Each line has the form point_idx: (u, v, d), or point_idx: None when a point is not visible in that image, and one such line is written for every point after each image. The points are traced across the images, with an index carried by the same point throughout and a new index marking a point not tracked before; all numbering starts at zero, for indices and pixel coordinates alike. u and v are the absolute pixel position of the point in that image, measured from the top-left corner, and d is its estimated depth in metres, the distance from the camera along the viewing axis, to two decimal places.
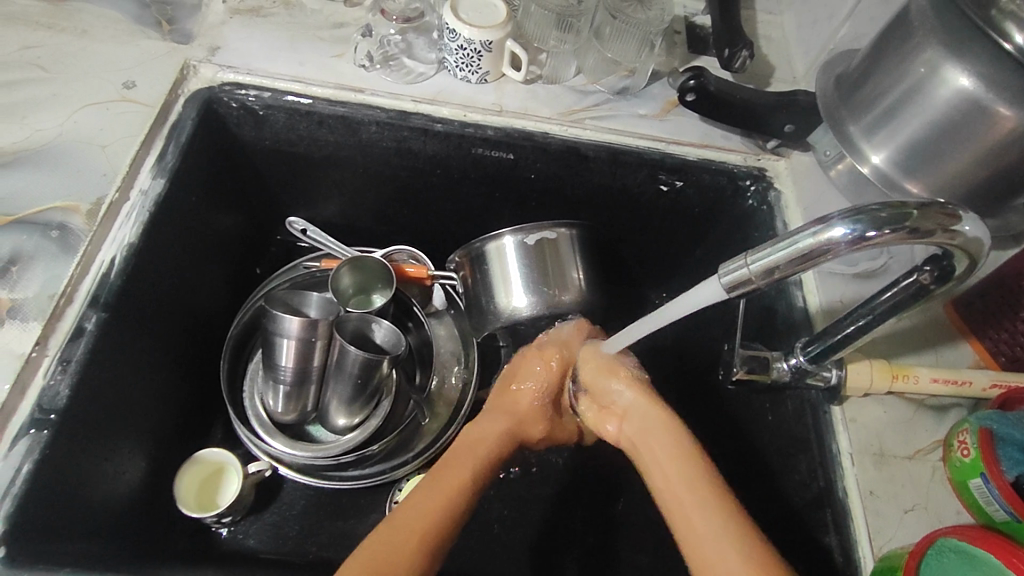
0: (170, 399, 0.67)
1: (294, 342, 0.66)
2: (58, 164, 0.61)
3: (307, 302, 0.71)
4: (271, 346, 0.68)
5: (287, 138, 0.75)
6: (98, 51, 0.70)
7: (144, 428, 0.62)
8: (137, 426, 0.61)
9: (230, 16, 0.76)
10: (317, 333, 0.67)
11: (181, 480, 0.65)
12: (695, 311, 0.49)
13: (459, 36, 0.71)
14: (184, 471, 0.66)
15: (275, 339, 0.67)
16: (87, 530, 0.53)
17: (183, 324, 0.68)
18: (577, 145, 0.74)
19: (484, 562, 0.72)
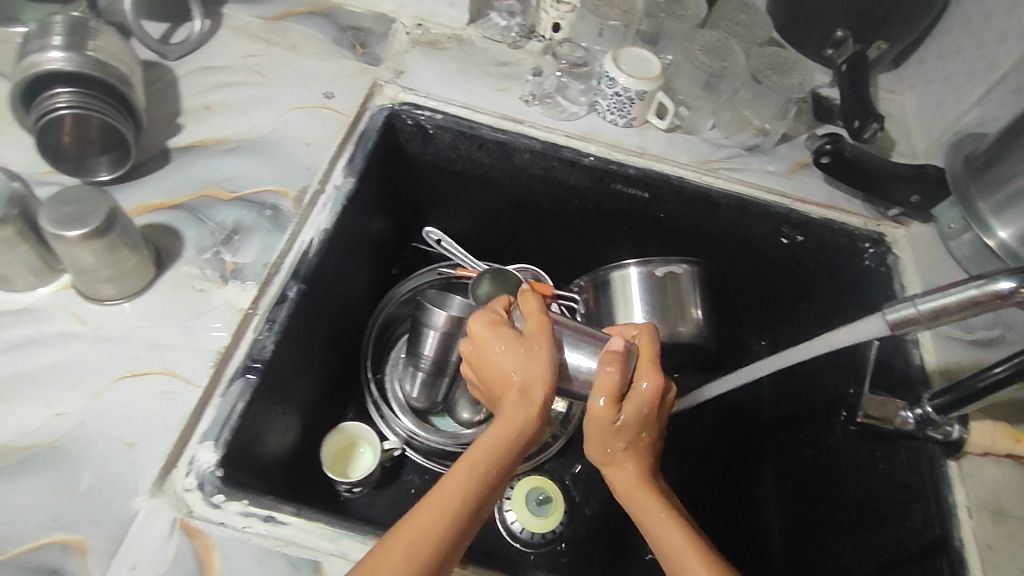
0: (322, 374, 0.74)
1: (438, 334, 0.73)
2: (271, 155, 0.71)
3: (449, 304, 0.74)
4: (416, 336, 0.75)
5: (448, 156, 0.84)
6: (304, 65, 0.81)
7: (306, 392, 0.70)
8: (303, 389, 0.69)
9: (412, 45, 0.86)
10: (460, 330, 0.74)
11: (326, 446, 0.72)
12: (850, 343, 0.54)
13: (617, 84, 0.78)
14: (328, 438, 0.72)
15: (423, 329, 0.74)
16: (264, 472, 0.59)
17: (344, 306, 0.77)
18: (710, 191, 0.80)
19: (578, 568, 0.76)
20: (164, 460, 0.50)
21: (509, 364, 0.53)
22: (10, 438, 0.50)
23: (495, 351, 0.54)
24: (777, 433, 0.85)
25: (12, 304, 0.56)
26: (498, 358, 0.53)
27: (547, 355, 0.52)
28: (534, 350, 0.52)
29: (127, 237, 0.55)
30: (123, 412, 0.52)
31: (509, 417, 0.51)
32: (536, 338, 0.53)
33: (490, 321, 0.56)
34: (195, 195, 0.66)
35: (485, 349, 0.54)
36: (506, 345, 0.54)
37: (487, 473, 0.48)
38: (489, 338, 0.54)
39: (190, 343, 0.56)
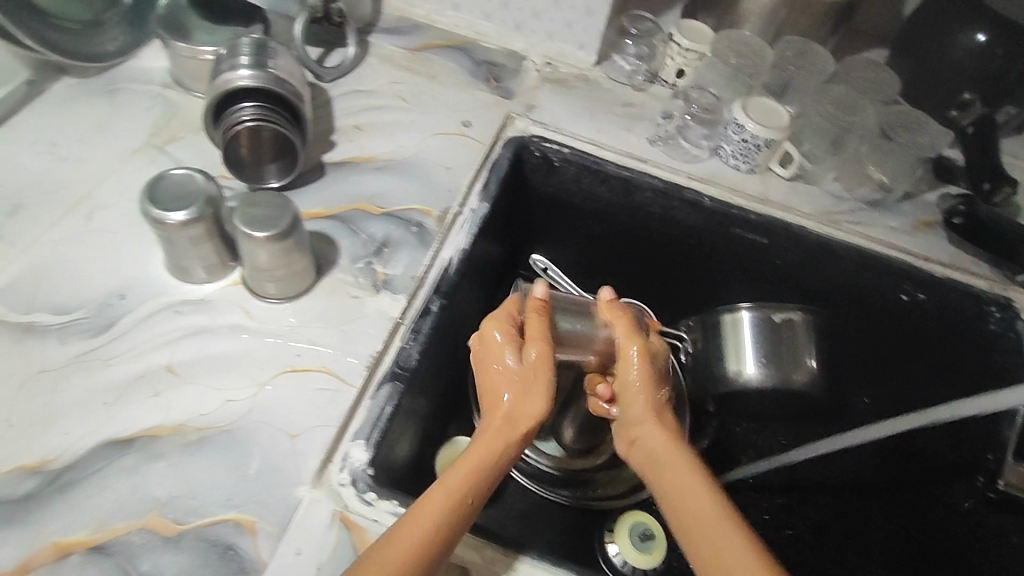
0: (436, 388, 0.76)
1: None
2: (416, 176, 0.75)
3: None
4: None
5: (569, 188, 0.86)
6: (444, 94, 0.85)
7: (428, 403, 0.72)
8: (427, 401, 0.71)
9: (542, 82, 0.90)
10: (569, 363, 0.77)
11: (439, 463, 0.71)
12: (979, 412, 0.65)
13: (745, 130, 0.79)
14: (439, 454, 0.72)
15: None
16: (397, 477, 0.60)
17: (465, 325, 0.80)
18: (831, 243, 0.80)
19: None
20: (323, 454, 0.53)
21: (509, 380, 0.54)
22: (187, 418, 0.54)
23: (496, 365, 0.55)
24: (885, 493, 0.82)
25: (189, 294, 0.61)
26: (497, 370, 0.55)
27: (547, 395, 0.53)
28: (534, 383, 0.53)
29: (302, 243, 0.59)
30: (287, 404, 0.55)
31: (490, 443, 0.50)
32: (533, 351, 0.54)
33: (505, 331, 0.57)
34: (349, 207, 0.71)
35: (487, 359, 0.56)
36: (513, 362, 0.55)
37: (459, 506, 0.47)
38: (494, 350, 0.56)
39: (345, 348, 0.60)
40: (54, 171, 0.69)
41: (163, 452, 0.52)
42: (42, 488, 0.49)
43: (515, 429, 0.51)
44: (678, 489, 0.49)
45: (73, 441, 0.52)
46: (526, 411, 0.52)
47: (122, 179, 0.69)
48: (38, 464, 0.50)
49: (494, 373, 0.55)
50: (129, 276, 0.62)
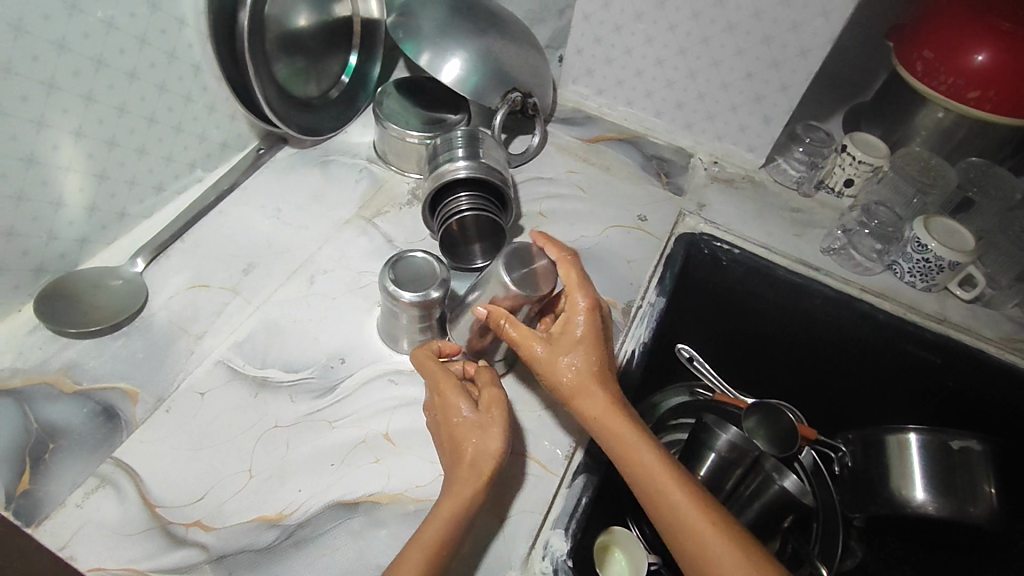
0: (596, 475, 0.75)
1: (717, 458, 0.76)
2: (599, 266, 0.79)
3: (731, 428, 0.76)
4: (691, 457, 0.77)
5: (733, 287, 0.88)
6: (619, 187, 0.91)
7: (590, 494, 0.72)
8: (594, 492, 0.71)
9: (710, 180, 0.94)
10: (737, 460, 0.76)
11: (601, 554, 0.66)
12: None
13: (927, 250, 0.79)
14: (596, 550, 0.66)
15: (703, 451, 0.76)
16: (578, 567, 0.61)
17: None
18: (1016, 371, 0.77)
19: None
20: (529, 541, 0.56)
21: (464, 431, 0.54)
22: (405, 488, 0.57)
23: (455, 418, 0.54)
24: None
25: (400, 364, 0.66)
26: (456, 423, 0.54)
27: (503, 435, 0.53)
28: (489, 424, 0.54)
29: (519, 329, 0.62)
30: (497, 487, 0.59)
31: (456, 489, 0.51)
32: (495, 413, 0.54)
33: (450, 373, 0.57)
34: None
35: (445, 416, 0.55)
36: (466, 399, 0.55)
37: (441, 557, 0.48)
38: (446, 405, 0.55)
39: (544, 434, 0.64)
40: (281, 234, 0.76)
41: (385, 520, 0.55)
42: (281, 541, 0.53)
43: (477, 475, 0.52)
44: (627, 452, 0.55)
45: (304, 499, 0.55)
46: (481, 451, 0.52)
47: (338, 246, 0.76)
48: (276, 518, 0.54)
49: (450, 424, 0.54)
50: (348, 341, 0.67)
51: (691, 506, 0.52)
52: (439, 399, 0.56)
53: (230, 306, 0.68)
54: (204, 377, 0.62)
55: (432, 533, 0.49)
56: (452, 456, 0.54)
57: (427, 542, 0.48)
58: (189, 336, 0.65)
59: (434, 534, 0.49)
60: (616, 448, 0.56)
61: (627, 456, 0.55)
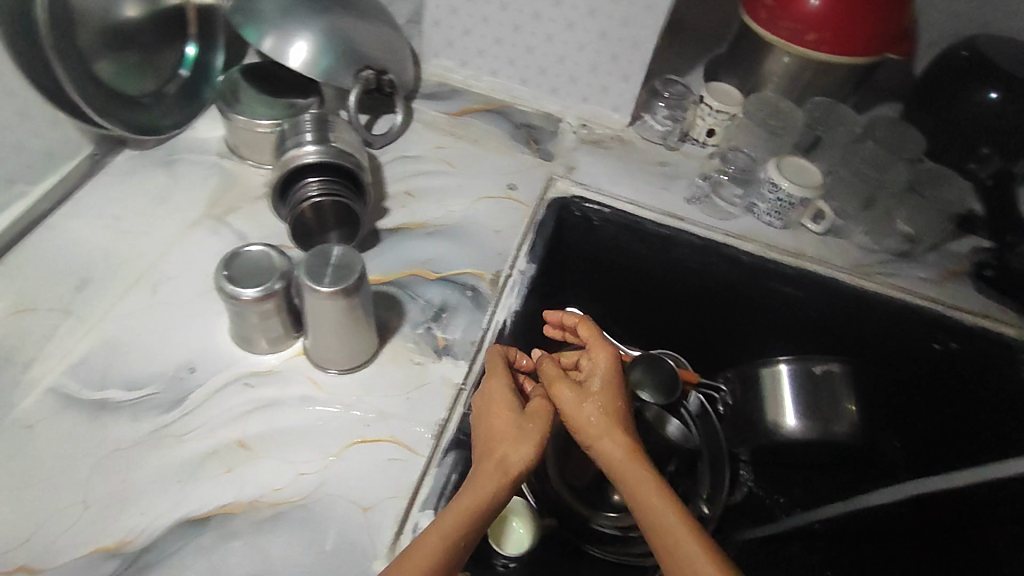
0: None
1: None
2: (466, 240, 0.77)
3: None
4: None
5: (607, 246, 0.89)
6: (488, 157, 0.89)
7: None
8: None
9: (580, 143, 0.94)
10: None
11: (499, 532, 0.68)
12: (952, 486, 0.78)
13: (779, 190, 0.84)
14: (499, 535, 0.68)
15: None
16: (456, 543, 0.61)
17: None
18: (865, 295, 0.84)
19: None
20: (396, 527, 0.54)
21: (503, 429, 0.55)
22: (263, 493, 0.54)
23: (494, 416, 0.56)
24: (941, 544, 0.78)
25: (257, 364, 0.63)
26: (496, 423, 0.55)
27: (535, 443, 0.53)
28: (524, 427, 0.54)
29: (365, 301, 0.58)
30: (356, 479, 0.55)
31: (480, 482, 0.50)
32: (535, 420, 0.56)
33: (498, 379, 0.59)
34: (406, 272, 0.73)
35: (484, 413, 0.57)
36: (504, 403, 0.57)
37: (454, 545, 0.46)
38: (494, 402, 0.57)
39: (411, 417, 0.60)
40: (120, 244, 0.71)
41: (240, 531, 0.52)
42: (123, 570, 0.50)
43: (501, 470, 0.51)
44: (640, 495, 0.52)
45: (149, 522, 0.52)
46: (514, 450, 0.53)
47: (185, 250, 0.71)
48: (115, 547, 0.51)
49: (489, 425, 0.56)
50: (200, 348, 0.63)
51: (699, 554, 0.46)
52: (483, 403, 0.58)
53: (62, 327, 0.63)
54: (33, 409, 0.57)
55: (452, 511, 0.48)
56: (483, 452, 0.54)
57: (440, 526, 0.47)
58: (14, 365, 0.60)
59: (456, 522, 0.47)
60: (630, 492, 0.53)
61: (638, 498, 0.52)
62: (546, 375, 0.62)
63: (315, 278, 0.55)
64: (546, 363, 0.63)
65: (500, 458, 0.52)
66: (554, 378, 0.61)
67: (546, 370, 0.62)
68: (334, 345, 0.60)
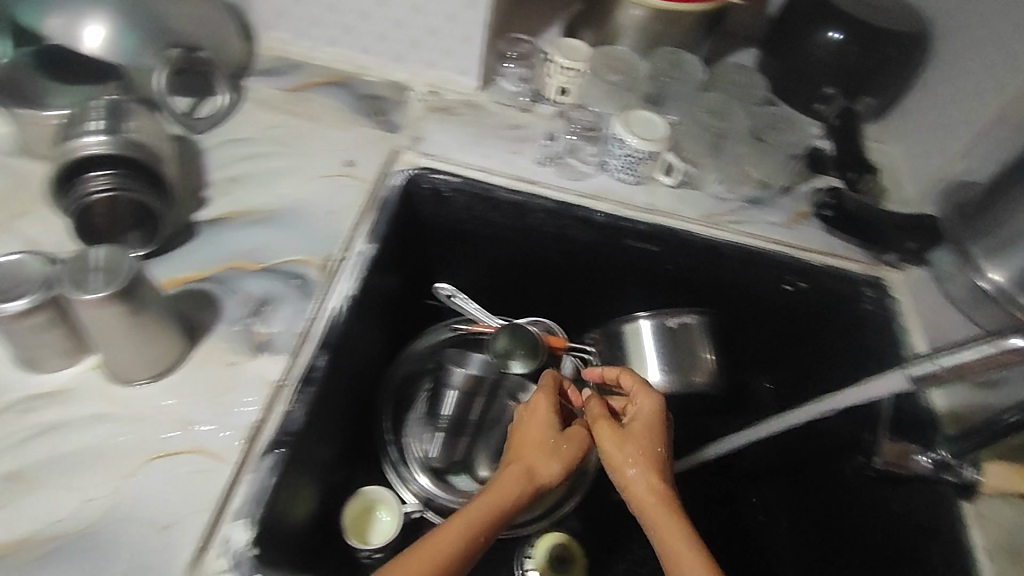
0: (334, 444, 0.74)
1: (456, 394, 0.82)
2: (296, 226, 0.73)
3: (469, 361, 0.81)
4: (437, 397, 0.84)
5: (462, 216, 0.87)
6: (326, 133, 0.83)
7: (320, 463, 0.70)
8: (320, 462, 0.69)
9: (428, 111, 0.89)
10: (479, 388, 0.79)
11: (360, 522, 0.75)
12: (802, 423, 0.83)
13: (627, 145, 0.81)
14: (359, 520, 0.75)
15: (444, 390, 0.83)
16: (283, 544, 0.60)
17: (356, 372, 0.77)
18: (716, 244, 0.84)
19: None
20: (198, 542, 0.52)
21: (533, 448, 0.68)
22: (38, 528, 0.51)
23: (535, 435, 0.70)
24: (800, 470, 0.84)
25: (44, 386, 0.58)
26: (532, 440, 0.69)
27: (561, 464, 0.67)
28: (558, 447, 0.69)
29: (150, 310, 0.54)
30: (150, 498, 0.53)
31: (507, 486, 0.63)
32: (565, 440, 0.69)
33: (546, 407, 0.72)
34: (224, 266, 0.68)
35: (529, 433, 0.70)
36: (541, 428, 0.70)
37: (474, 536, 0.58)
38: (534, 420, 0.70)
39: (219, 425, 0.58)
40: None
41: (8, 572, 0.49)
42: None
43: (524, 480, 0.65)
44: (667, 537, 0.59)
45: None
46: (540, 459, 0.67)
47: None
48: None
49: (528, 445, 0.69)
50: None
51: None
52: (541, 429, 0.70)
53: None
54: None
55: (486, 501, 0.61)
56: (515, 463, 0.66)
57: (465, 516, 0.59)
58: None
59: (476, 521, 0.59)
60: (645, 518, 0.62)
61: (657, 529, 0.60)
62: (590, 411, 0.71)
63: (89, 287, 0.50)
64: (596, 408, 0.71)
65: (535, 464, 0.67)
66: (603, 426, 0.68)
67: (591, 407, 0.72)
68: (129, 357, 0.56)
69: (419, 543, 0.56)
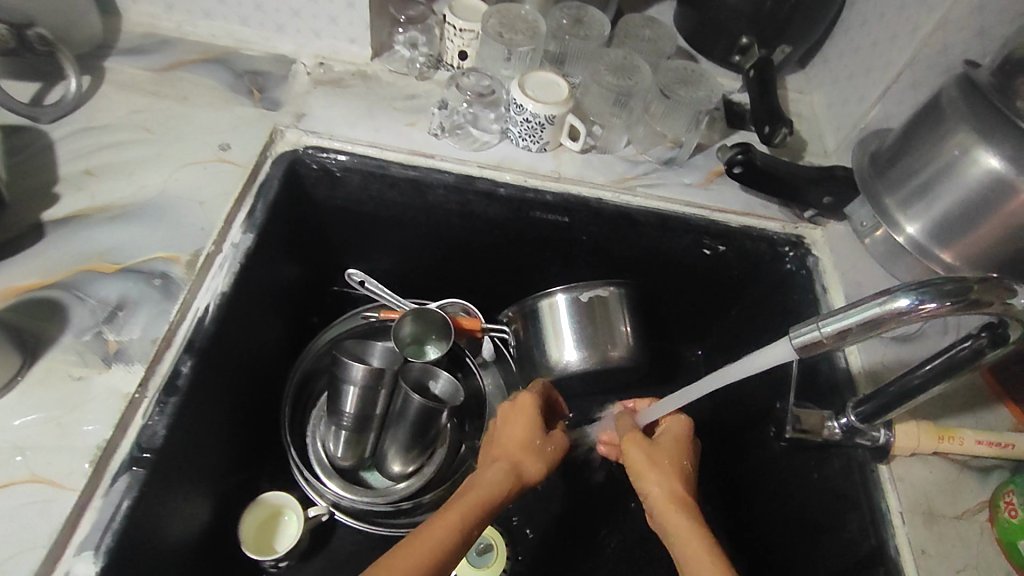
0: (226, 450, 0.70)
1: (358, 389, 0.74)
2: (159, 219, 0.66)
3: (371, 351, 0.81)
4: (337, 394, 0.76)
5: (359, 197, 0.81)
6: (199, 116, 0.76)
7: (207, 473, 0.66)
8: (204, 472, 0.65)
9: (314, 86, 0.82)
10: (380, 381, 0.76)
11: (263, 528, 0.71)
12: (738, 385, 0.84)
13: (525, 110, 0.76)
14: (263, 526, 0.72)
15: (342, 386, 0.75)
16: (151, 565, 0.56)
17: (244, 373, 0.72)
18: (628, 211, 0.79)
19: None
20: None
21: (518, 446, 0.66)
22: None
23: (527, 437, 0.66)
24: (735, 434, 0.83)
25: None
26: (531, 441, 0.67)
27: (543, 464, 0.66)
28: (547, 450, 0.67)
29: None
30: None
31: (499, 480, 0.62)
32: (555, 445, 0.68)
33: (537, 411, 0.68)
34: (75, 270, 0.62)
35: (514, 431, 0.67)
36: (536, 428, 0.67)
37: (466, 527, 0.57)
38: (520, 416, 0.68)
39: (61, 448, 0.53)
40: None
41: None
42: None
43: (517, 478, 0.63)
44: (688, 541, 0.58)
45: None
46: (535, 459, 0.65)
47: None
48: None
49: (522, 444, 0.66)
50: None
51: None
52: (533, 430, 0.67)
53: None
54: None
55: (478, 494, 0.59)
56: (508, 461, 0.65)
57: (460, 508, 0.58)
58: None
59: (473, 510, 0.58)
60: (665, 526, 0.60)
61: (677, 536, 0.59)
62: (622, 429, 0.72)
63: None
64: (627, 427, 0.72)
65: (525, 464, 0.65)
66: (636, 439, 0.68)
67: (623, 425, 0.73)
68: None
69: (412, 536, 0.55)
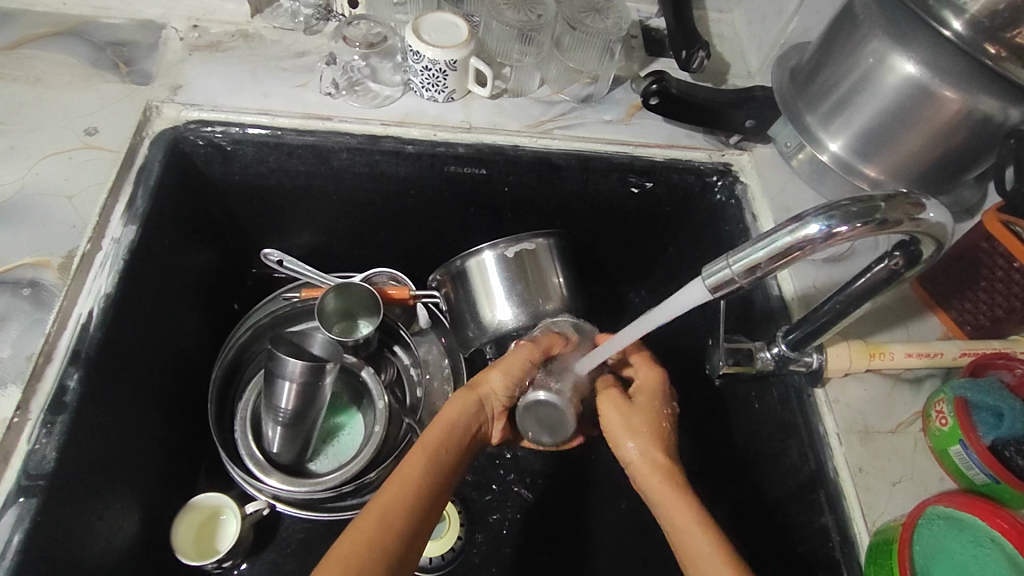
0: (148, 459, 0.66)
1: (295, 384, 0.68)
2: (22, 220, 0.60)
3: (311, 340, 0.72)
4: (271, 388, 0.69)
5: (256, 170, 0.74)
6: (57, 99, 0.68)
7: (128, 486, 0.62)
8: (123, 486, 0.61)
9: (189, 52, 0.74)
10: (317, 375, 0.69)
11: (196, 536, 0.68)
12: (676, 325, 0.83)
13: (423, 58, 0.70)
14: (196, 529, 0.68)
15: (277, 380, 0.69)
16: None
17: (157, 375, 0.67)
18: (548, 155, 0.75)
19: (477, 557, 0.74)
20: None
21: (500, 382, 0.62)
22: None
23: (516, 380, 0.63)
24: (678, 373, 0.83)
25: None
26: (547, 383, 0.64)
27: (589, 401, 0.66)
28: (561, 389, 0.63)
29: None
30: None
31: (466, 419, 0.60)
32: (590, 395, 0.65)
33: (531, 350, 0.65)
34: None
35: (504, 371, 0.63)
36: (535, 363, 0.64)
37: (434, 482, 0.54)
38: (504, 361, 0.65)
39: None
40: None
41: None
42: None
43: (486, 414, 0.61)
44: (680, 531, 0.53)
45: None
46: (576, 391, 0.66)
47: None
48: None
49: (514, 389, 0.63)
50: None
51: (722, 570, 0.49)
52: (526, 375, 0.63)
53: None
54: None
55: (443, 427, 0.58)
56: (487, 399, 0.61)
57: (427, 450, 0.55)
58: None
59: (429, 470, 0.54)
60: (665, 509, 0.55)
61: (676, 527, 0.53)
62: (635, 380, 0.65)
63: None
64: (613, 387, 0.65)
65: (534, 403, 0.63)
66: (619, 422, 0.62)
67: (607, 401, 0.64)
68: None
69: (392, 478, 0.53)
